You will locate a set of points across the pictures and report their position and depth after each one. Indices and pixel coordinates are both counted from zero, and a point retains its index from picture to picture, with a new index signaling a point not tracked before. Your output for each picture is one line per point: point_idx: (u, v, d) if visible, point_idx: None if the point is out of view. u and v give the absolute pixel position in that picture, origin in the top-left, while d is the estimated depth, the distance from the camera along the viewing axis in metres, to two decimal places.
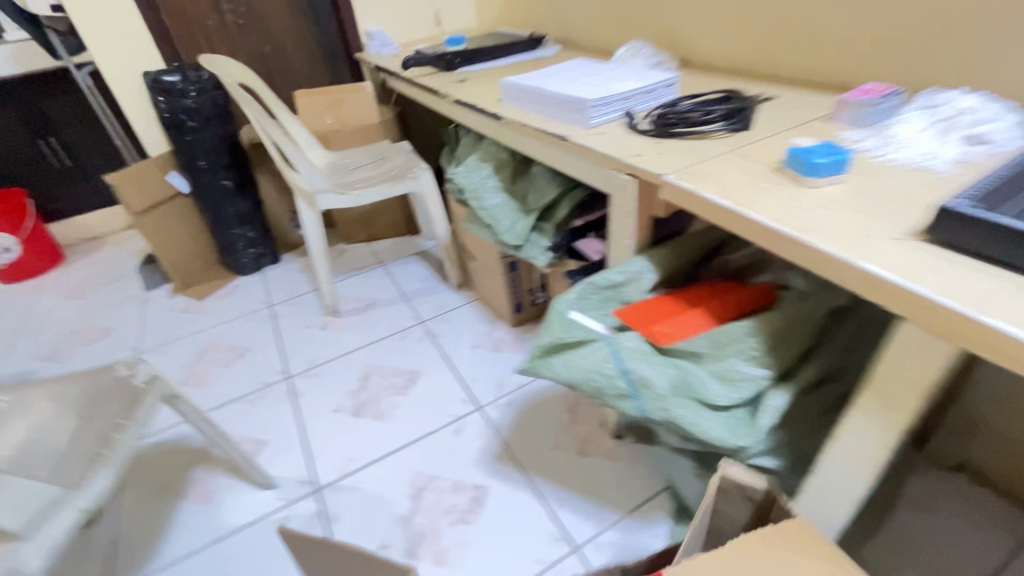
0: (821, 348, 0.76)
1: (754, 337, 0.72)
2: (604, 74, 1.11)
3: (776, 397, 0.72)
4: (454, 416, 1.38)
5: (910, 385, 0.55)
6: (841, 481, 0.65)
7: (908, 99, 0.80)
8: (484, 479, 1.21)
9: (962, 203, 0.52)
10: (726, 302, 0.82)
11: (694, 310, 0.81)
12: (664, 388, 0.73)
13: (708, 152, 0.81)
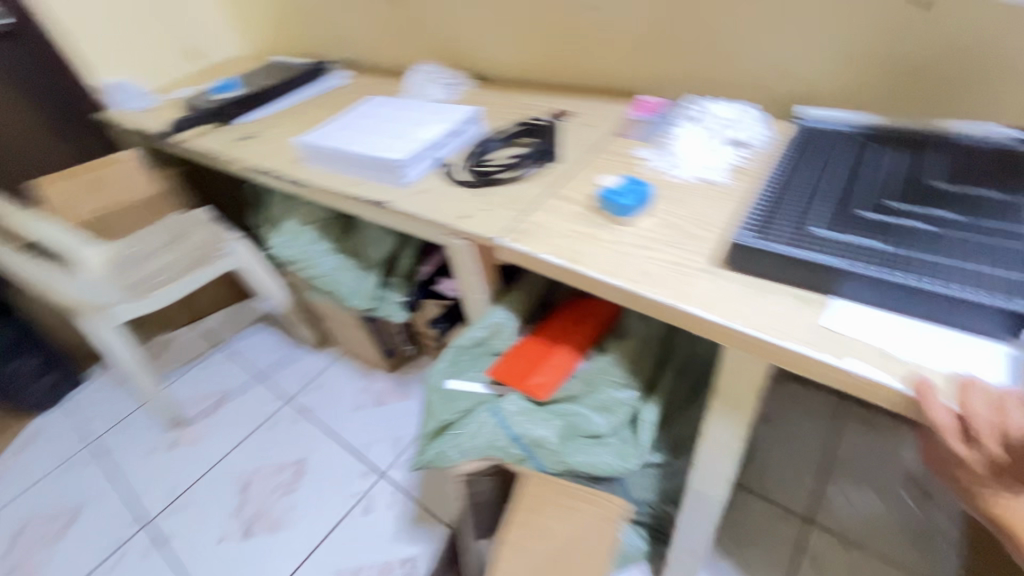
0: (671, 353, 0.87)
1: (614, 368, 0.81)
2: (406, 118, 1.07)
3: (648, 412, 0.80)
4: (358, 494, 1.29)
5: (747, 391, 0.64)
6: (714, 472, 0.74)
7: (678, 108, 0.91)
8: (409, 550, 1.17)
9: (747, 235, 0.60)
10: (586, 331, 0.87)
11: (561, 349, 0.85)
12: (555, 441, 0.77)
13: (530, 198, 0.83)
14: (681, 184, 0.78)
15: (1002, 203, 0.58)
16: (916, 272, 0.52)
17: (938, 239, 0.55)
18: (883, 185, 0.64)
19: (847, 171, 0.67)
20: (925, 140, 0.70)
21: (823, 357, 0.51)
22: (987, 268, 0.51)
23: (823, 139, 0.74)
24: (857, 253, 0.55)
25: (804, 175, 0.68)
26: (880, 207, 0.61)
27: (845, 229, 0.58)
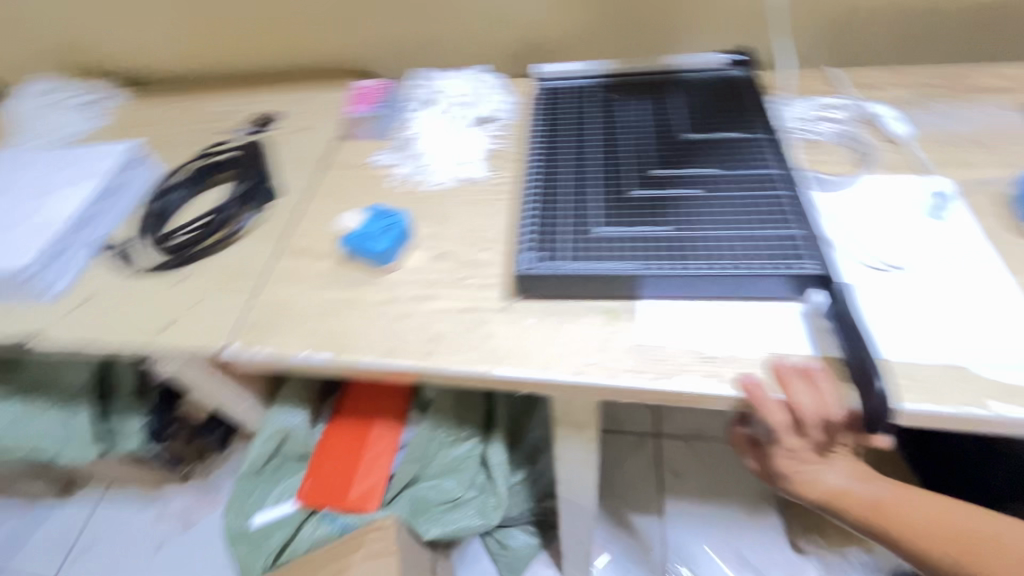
0: None
1: (439, 428, 0.68)
2: (20, 186, 0.69)
3: (493, 452, 0.69)
4: None
5: (585, 413, 0.57)
6: (580, 480, 0.69)
7: (404, 89, 0.75)
8: None
9: (534, 258, 0.50)
10: (398, 393, 0.71)
11: (375, 430, 0.68)
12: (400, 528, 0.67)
13: (260, 267, 0.60)
14: (440, 194, 0.63)
15: (747, 142, 0.57)
16: (704, 255, 0.48)
17: (710, 202, 0.52)
18: (642, 147, 0.58)
19: (603, 138, 0.60)
20: (661, 80, 0.66)
21: (652, 385, 0.45)
22: (759, 226, 0.50)
23: (569, 100, 0.66)
24: (645, 246, 0.50)
25: (565, 154, 0.59)
26: (647, 178, 0.55)
27: (624, 219, 0.52)
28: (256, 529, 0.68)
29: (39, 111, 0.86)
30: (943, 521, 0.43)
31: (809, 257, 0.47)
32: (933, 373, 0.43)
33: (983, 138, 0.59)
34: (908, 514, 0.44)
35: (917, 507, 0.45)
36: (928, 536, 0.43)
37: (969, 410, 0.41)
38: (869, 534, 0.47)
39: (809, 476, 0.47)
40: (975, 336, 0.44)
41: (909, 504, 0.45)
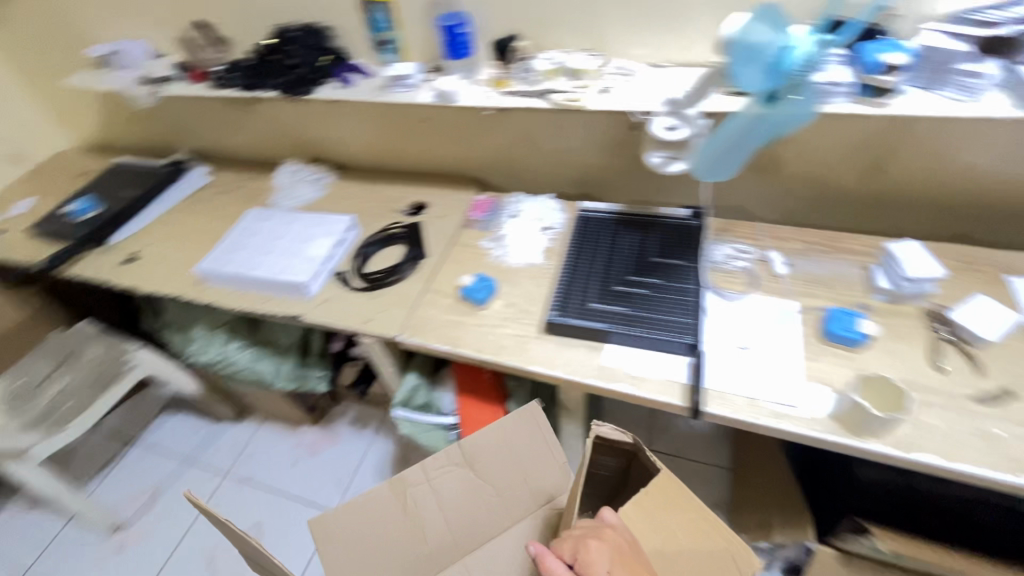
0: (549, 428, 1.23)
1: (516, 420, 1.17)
2: (294, 233, 1.29)
3: None
4: (298, 509, 1.61)
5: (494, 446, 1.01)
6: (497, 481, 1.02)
7: (505, 202, 1.29)
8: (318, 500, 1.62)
9: (555, 313, 1.01)
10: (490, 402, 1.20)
11: (492, 405, 1.19)
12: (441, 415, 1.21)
13: (413, 295, 1.15)
14: (514, 269, 1.15)
15: (683, 268, 1.04)
16: (641, 326, 0.96)
17: (652, 299, 1.00)
18: (626, 262, 1.07)
19: (607, 254, 1.09)
20: (650, 221, 1.13)
21: (601, 383, 0.93)
22: (673, 319, 0.96)
23: (595, 226, 1.16)
24: (613, 318, 0.98)
25: (585, 260, 1.09)
26: (626, 280, 1.04)
27: (606, 301, 1.01)
28: (433, 398, 1.22)
29: (291, 181, 1.51)
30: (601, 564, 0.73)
31: (693, 335, 0.93)
32: (736, 397, 0.87)
33: (832, 279, 1.01)
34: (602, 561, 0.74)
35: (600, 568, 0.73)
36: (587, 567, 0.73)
37: (744, 415, 0.85)
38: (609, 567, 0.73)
39: (595, 538, 0.78)
40: (766, 382, 0.88)
41: (604, 561, 0.74)
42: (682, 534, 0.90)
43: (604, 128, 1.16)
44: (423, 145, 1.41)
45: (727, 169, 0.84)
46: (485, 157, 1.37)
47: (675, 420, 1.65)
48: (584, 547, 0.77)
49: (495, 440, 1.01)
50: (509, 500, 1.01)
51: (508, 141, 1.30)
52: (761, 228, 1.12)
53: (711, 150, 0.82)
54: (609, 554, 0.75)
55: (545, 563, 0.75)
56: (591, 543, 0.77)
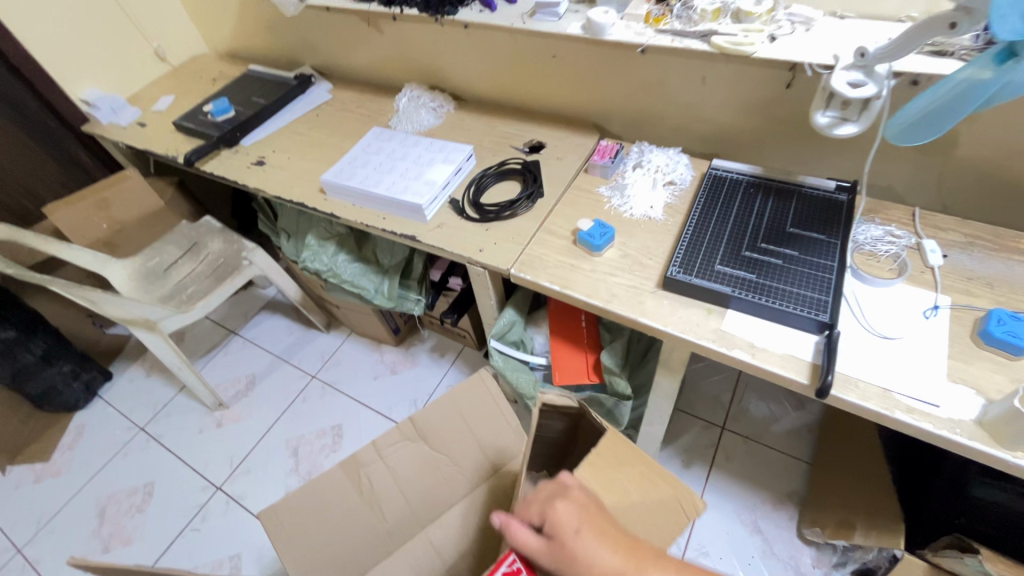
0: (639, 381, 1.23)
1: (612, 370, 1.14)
2: (415, 157, 1.31)
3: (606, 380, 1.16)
4: (367, 415, 1.74)
5: (443, 421, 1.08)
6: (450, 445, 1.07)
7: (629, 152, 1.25)
8: (386, 410, 1.74)
9: (676, 271, 0.98)
10: (584, 347, 1.20)
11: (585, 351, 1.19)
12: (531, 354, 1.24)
13: (526, 231, 1.15)
14: (631, 220, 1.12)
15: (823, 244, 0.96)
16: (770, 296, 0.91)
17: (785, 270, 0.94)
18: (759, 230, 1.01)
19: (738, 219, 1.03)
20: (790, 189, 1.06)
21: (720, 348, 0.90)
22: (808, 294, 0.90)
23: (728, 186, 1.10)
24: (739, 285, 0.93)
25: (713, 221, 1.04)
26: (758, 247, 0.98)
27: (734, 267, 0.96)
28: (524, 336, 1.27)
29: (412, 105, 1.51)
30: (571, 524, 0.63)
31: (828, 314, 0.87)
32: (869, 387, 0.81)
33: (997, 280, 0.90)
34: (569, 522, 0.63)
35: (573, 535, 0.62)
36: (563, 538, 0.62)
37: (877, 405, 0.79)
38: (581, 528, 0.62)
39: (556, 492, 0.67)
40: (906, 377, 0.82)
41: (573, 520, 0.63)
42: (632, 489, 0.80)
43: (755, 83, 1.08)
44: (546, 83, 1.37)
45: (925, 135, 0.73)
46: (610, 103, 1.32)
47: (756, 404, 1.59)
48: (546, 506, 0.65)
49: (447, 412, 1.08)
50: (466, 467, 1.06)
51: (641, 87, 1.23)
52: (917, 213, 1.02)
53: (912, 104, 0.72)
54: (576, 509, 0.64)
55: (510, 532, 0.63)
56: (557, 502, 0.64)
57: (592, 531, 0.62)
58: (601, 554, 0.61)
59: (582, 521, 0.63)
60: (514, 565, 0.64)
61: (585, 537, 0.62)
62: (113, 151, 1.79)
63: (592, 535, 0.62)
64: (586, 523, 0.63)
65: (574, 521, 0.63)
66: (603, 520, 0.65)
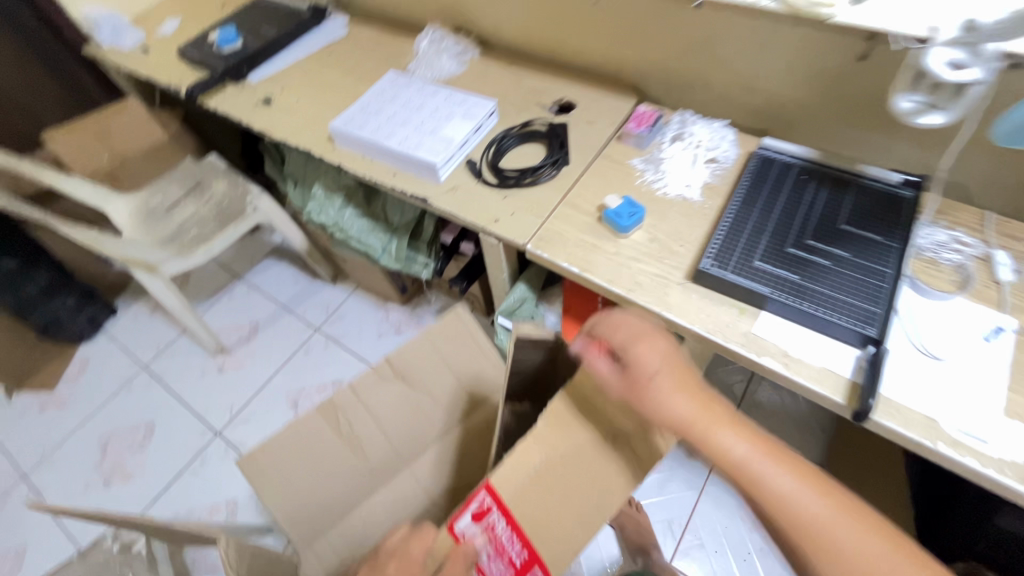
0: None
1: None
2: (432, 109, 1.20)
3: None
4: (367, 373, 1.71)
5: (421, 359, 1.06)
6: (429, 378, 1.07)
7: (668, 121, 1.12)
8: None
9: (709, 263, 0.88)
10: None
11: None
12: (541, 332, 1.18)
13: (547, 203, 1.05)
14: (665, 200, 1.01)
15: (878, 245, 0.86)
16: (812, 302, 0.82)
17: (832, 273, 0.84)
18: (808, 224, 0.90)
19: (785, 209, 0.93)
20: (847, 178, 0.94)
21: (749, 354, 0.81)
22: (856, 303, 0.81)
23: (776, 171, 0.98)
24: (779, 285, 0.84)
25: (756, 210, 0.94)
26: (805, 244, 0.88)
27: (776, 264, 0.86)
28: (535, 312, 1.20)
29: (431, 51, 1.38)
30: (652, 361, 0.70)
31: (876, 328, 0.78)
32: (914, 415, 0.73)
33: None
34: (652, 361, 0.70)
35: (655, 373, 0.69)
36: (642, 372, 0.69)
37: (920, 436, 0.72)
38: (663, 367, 0.69)
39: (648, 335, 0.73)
40: (954, 406, 0.73)
41: (656, 357, 0.70)
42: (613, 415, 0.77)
43: (825, 53, 0.94)
44: (582, 35, 1.22)
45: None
46: (652, 63, 1.18)
47: None
48: (633, 343, 0.71)
49: (426, 350, 1.05)
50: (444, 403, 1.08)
51: (690, 47, 1.09)
52: (991, 219, 0.90)
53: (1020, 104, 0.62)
54: (662, 353, 0.71)
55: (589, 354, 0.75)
56: (645, 344, 0.71)
57: (675, 373, 0.69)
58: (674, 399, 0.67)
59: (666, 365, 0.70)
60: (484, 504, 0.74)
61: (667, 382, 0.68)
62: (115, 77, 1.69)
63: (671, 376, 0.69)
64: (670, 372, 0.69)
65: (657, 363, 0.69)
66: (689, 378, 0.70)
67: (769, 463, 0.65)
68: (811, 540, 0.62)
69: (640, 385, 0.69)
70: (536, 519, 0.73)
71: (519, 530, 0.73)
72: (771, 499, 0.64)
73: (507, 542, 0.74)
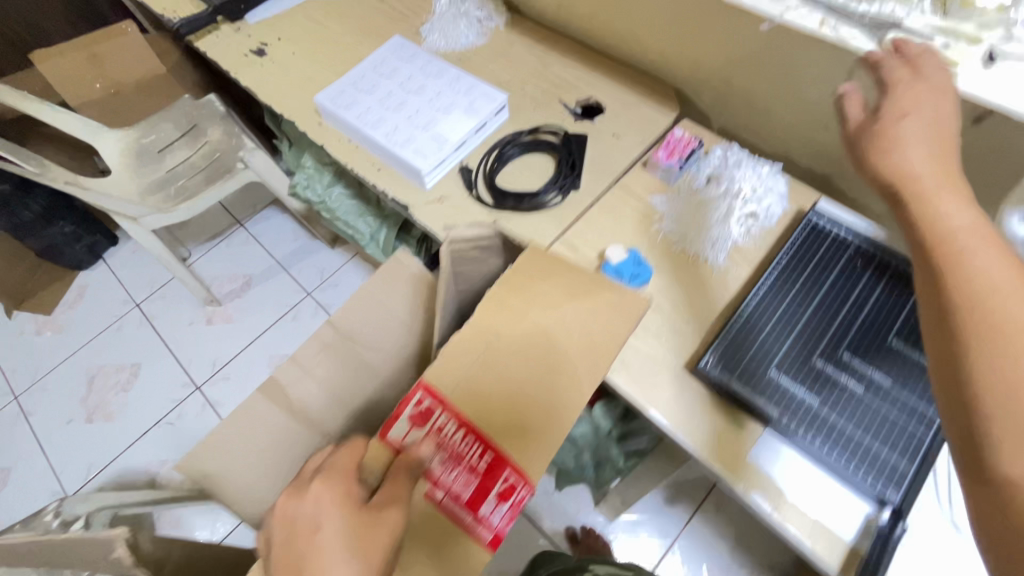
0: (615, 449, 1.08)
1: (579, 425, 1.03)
2: (432, 94, 1.02)
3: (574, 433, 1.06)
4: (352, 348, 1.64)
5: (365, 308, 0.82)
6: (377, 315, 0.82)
7: (706, 152, 0.91)
8: None
9: (713, 362, 0.73)
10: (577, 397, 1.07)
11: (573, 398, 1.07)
12: None
13: (543, 234, 0.88)
14: (682, 258, 0.84)
15: None
16: (827, 438, 0.67)
17: (864, 405, 0.68)
18: (850, 330, 0.72)
19: (826, 303, 0.75)
20: None
21: (736, 487, 0.68)
22: (883, 451, 0.66)
23: (828, 247, 0.79)
24: (793, 409, 0.69)
25: (789, 298, 0.76)
26: (838, 357, 0.71)
27: (796, 380, 0.70)
28: None
29: (450, 13, 1.16)
30: (913, 124, 0.50)
31: (899, 490, 0.63)
32: None
33: None
34: (912, 119, 0.50)
35: (904, 130, 0.50)
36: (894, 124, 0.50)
37: None
38: (924, 132, 0.50)
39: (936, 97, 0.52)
40: None
41: (918, 119, 0.50)
42: (549, 297, 0.69)
43: None
44: (627, 22, 0.99)
45: None
46: (707, 73, 0.95)
47: None
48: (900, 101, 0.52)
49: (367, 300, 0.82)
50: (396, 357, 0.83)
51: (757, 64, 0.86)
52: None
53: None
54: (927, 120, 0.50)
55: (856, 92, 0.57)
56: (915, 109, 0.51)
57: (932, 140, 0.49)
58: (914, 152, 0.48)
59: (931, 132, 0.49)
60: (423, 405, 0.63)
61: (919, 149, 0.49)
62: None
63: (924, 143, 0.49)
64: (931, 140, 0.49)
65: (913, 125, 0.50)
66: (949, 148, 0.49)
67: (989, 258, 0.41)
68: (993, 330, 0.38)
69: (884, 134, 0.50)
70: (491, 419, 0.63)
71: (470, 425, 0.62)
72: (952, 287, 0.41)
73: (462, 447, 0.61)
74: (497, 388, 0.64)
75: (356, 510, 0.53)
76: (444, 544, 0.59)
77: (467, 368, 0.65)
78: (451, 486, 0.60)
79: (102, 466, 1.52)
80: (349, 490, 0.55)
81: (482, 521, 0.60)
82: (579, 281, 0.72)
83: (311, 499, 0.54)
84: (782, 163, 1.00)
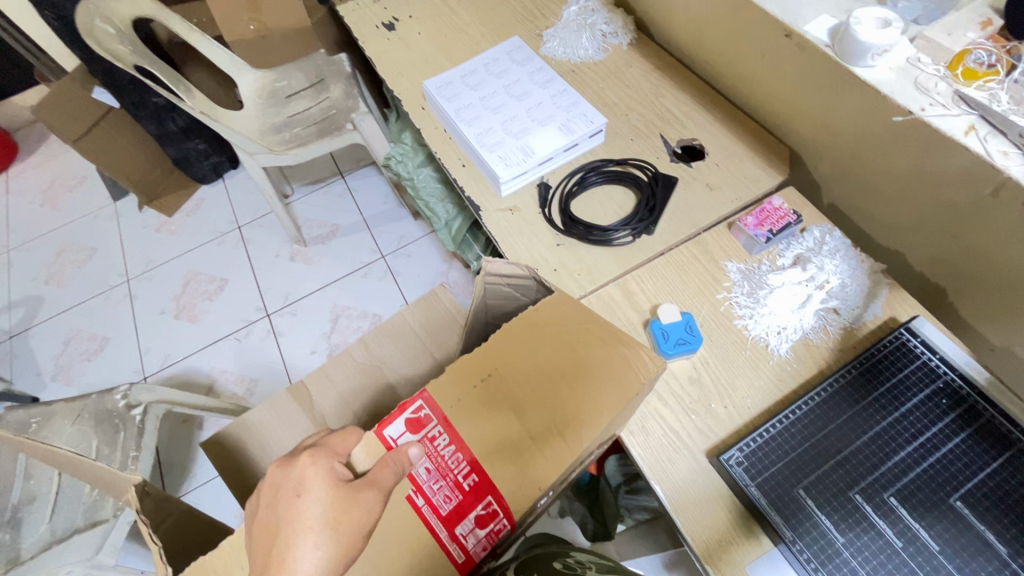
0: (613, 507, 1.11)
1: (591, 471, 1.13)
2: (533, 103, 1.01)
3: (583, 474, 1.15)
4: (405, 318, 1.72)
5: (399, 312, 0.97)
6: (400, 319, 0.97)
7: (802, 230, 0.84)
8: None
9: (738, 458, 0.67)
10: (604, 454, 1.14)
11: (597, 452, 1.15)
12: None
13: (600, 272, 0.85)
14: (739, 336, 0.78)
15: (993, 561, 0.58)
16: None
17: (897, 562, 0.60)
18: (906, 473, 0.63)
19: (887, 435, 0.66)
20: (1014, 438, 0.63)
21: None
22: None
23: (910, 373, 0.69)
24: (813, 538, 0.62)
25: (845, 416, 0.68)
26: (884, 499, 0.62)
27: (825, 508, 0.63)
28: None
29: (575, 22, 1.13)
30: None
31: None
32: None
33: None
34: None
35: None
36: None
37: None
38: None
39: None
40: None
41: None
42: (577, 342, 0.67)
43: None
44: (755, 70, 0.91)
45: None
46: (828, 143, 0.86)
47: None
48: None
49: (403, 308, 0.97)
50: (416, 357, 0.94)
51: (889, 146, 0.76)
52: None
53: None
54: None
55: None
56: None
57: None
58: None
59: None
60: (422, 413, 0.62)
61: None
62: None
63: None
64: None
65: None
66: None
67: None
68: None
69: None
70: (485, 445, 0.62)
71: (464, 445, 0.62)
72: None
73: (451, 463, 0.61)
74: (500, 418, 0.63)
75: (334, 489, 0.56)
76: (412, 550, 0.60)
77: (470, 390, 0.64)
78: (432, 496, 0.61)
79: (176, 359, 1.72)
80: (333, 468, 0.57)
81: (455, 541, 0.60)
82: (611, 333, 0.68)
83: (299, 468, 0.57)
84: (891, 258, 0.89)
